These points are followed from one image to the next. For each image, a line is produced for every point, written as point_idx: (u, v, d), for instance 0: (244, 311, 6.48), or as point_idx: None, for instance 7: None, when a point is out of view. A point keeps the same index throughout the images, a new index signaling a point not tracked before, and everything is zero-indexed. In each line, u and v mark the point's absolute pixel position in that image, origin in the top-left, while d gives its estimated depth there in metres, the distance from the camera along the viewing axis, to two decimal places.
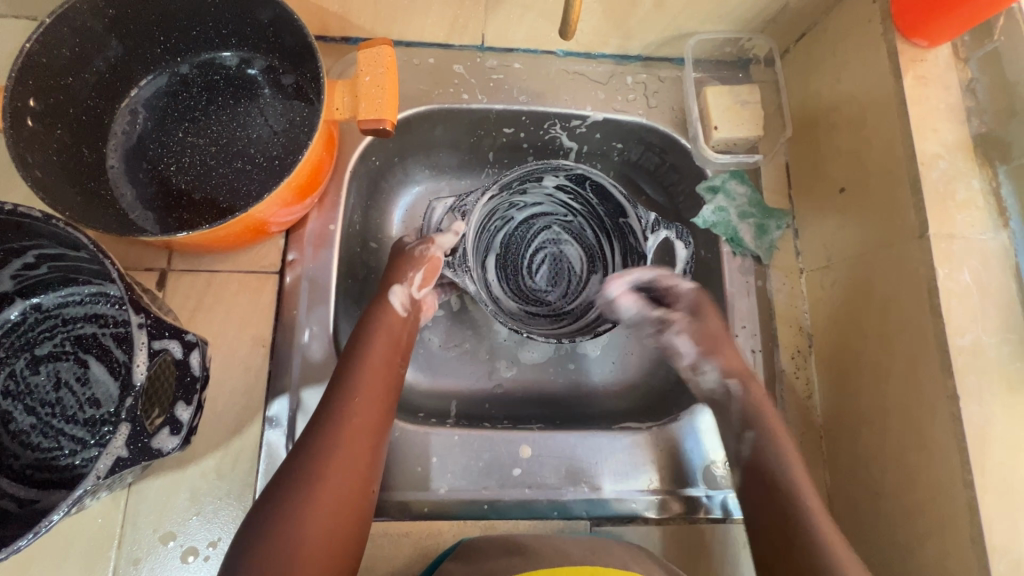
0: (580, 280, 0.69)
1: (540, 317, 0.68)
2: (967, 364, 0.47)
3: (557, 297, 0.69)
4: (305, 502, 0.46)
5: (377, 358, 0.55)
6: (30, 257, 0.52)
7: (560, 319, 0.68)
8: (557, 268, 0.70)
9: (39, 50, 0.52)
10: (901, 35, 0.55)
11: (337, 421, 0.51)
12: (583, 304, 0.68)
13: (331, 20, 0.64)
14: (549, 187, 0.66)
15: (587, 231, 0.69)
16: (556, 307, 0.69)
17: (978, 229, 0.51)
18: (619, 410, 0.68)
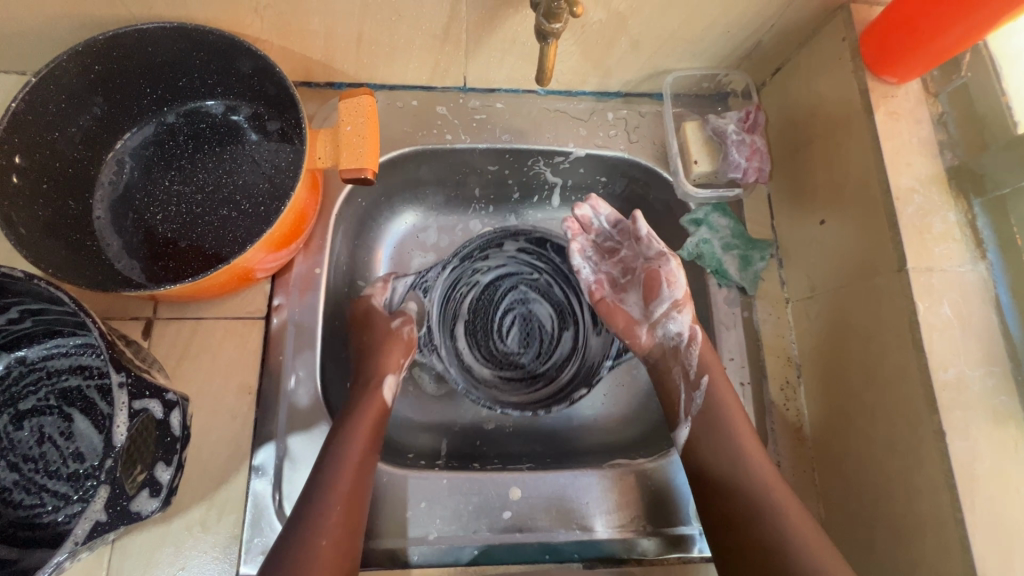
0: (553, 339, 0.70)
1: (515, 384, 0.69)
2: (952, 399, 0.47)
3: (530, 359, 0.70)
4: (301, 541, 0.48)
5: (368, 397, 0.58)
6: (14, 312, 0.52)
7: (536, 382, 0.69)
8: (528, 328, 0.71)
9: (25, 108, 0.53)
10: (871, 72, 0.56)
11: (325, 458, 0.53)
12: (556, 365, 0.69)
13: (315, 68, 0.65)
14: (510, 251, 0.70)
15: (553, 289, 0.71)
16: (531, 370, 0.70)
17: (956, 262, 0.51)
18: (610, 444, 0.67)
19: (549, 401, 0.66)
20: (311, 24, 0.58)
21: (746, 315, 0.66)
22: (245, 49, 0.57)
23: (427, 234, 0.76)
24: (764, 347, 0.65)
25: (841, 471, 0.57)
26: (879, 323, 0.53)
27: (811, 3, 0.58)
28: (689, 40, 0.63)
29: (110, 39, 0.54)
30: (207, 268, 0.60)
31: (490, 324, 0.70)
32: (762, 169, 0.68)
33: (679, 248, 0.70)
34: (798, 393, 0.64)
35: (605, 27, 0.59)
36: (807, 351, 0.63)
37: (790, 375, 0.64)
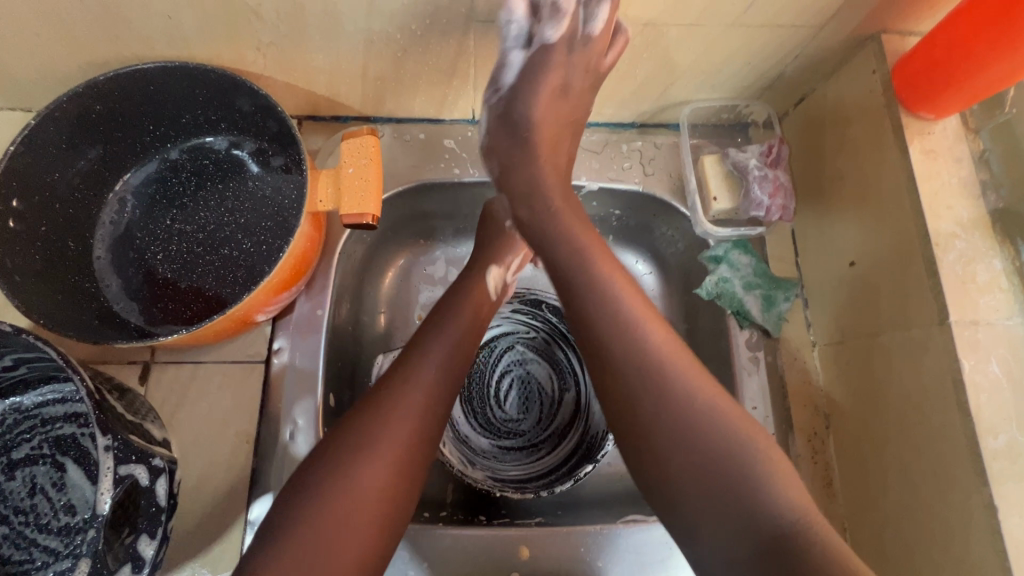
0: (554, 401, 0.71)
1: (515, 451, 0.69)
2: (1003, 469, 0.43)
3: (530, 426, 0.71)
4: (351, 475, 0.43)
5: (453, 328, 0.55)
6: (8, 361, 0.50)
7: (537, 451, 0.69)
8: (526, 392, 0.72)
9: (23, 152, 0.52)
10: (904, 107, 0.53)
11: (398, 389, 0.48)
12: (557, 430, 0.70)
13: (321, 102, 0.64)
14: (505, 313, 0.72)
15: (553, 351, 0.72)
16: (530, 436, 0.70)
17: (1003, 314, 0.47)
18: (611, 497, 0.65)
19: (553, 475, 0.67)
20: (316, 61, 0.57)
21: (769, 360, 0.62)
22: (244, 86, 0.55)
23: (433, 265, 0.74)
24: (789, 394, 0.61)
25: (877, 535, 0.53)
26: (917, 378, 0.49)
27: (840, 33, 0.55)
28: (707, 71, 0.60)
29: (111, 80, 0.53)
30: (206, 310, 0.58)
31: (486, 391, 0.71)
32: (787, 206, 0.64)
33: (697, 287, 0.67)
34: (827, 447, 0.60)
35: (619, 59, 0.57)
36: (836, 401, 0.59)
37: (818, 427, 0.60)
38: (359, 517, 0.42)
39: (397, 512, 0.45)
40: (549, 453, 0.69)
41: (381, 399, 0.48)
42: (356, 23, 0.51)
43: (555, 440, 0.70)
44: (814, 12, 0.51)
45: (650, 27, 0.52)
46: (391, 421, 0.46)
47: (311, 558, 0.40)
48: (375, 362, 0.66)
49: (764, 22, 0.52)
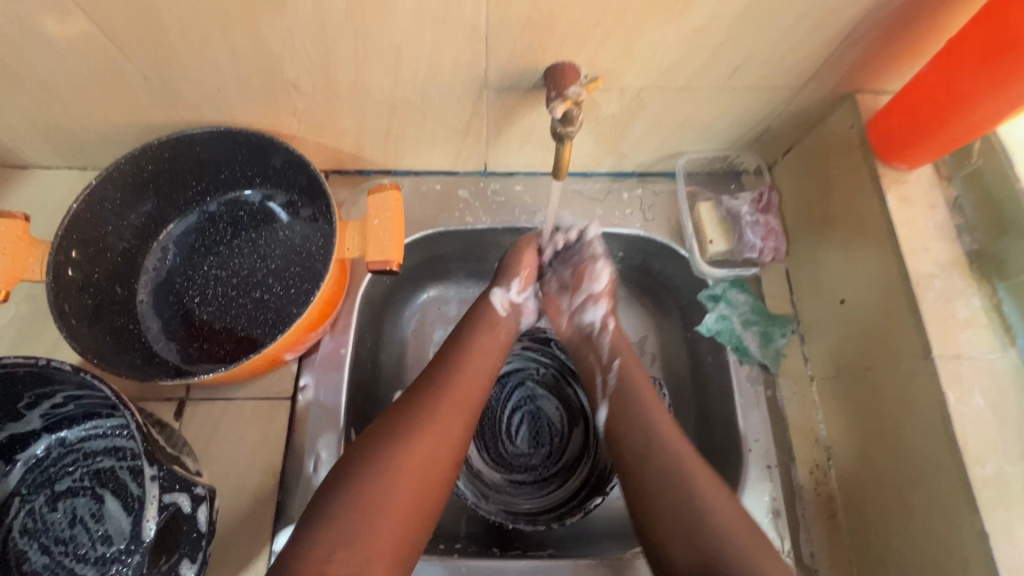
0: (563, 436, 0.74)
1: (526, 485, 0.71)
2: (992, 497, 0.45)
3: (541, 460, 0.73)
4: (390, 464, 0.49)
5: (478, 348, 0.61)
6: (59, 398, 0.55)
7: (547, 485, 0.71)
8: (537, 427, 0.74)
9: (83, 208, 0.58)
10: (881, 158, 0.58)
11: (430, 395, 0.55)
12: (567, 464, 0.72)
13: (347, 159, 0.70)
14: (517, 350, 0.76)
15: (561, 387, 0.76)
16: (540, 470, 0.72)
17: (984, 348, 0.50)
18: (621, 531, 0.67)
19: (564, 508, 0.69)
20: (345, 124, 0.63)
21: (769, 394, 0.65)
22: (280, 146, 0.62)
23: (447, 306, 0.79)
24: (790, 426, 0.64)
25: (881, 566, 0.54)
26: (908, 411, 0.52)
27: (818, 92, 0.60)
28: (699, 127, 0.66)
29: (164, 142, 0.60)
30: (238, 349, 0.63)
31: (498, 425, 0.74)
32: (778, 248, 0.70)
33: (698, 323, 0.71)
34: (829, 479, 0.61)
35: (618, 118, 0.63)
36: (837, 434, 0.61)
37: (820, 459, 0.62)
38: (394, 502, 0.47)
39: (429, 503, 0.49)
40: (559, 486, 0.71)
41: (415, 403, 0.54)
42: (383, 92, 0.58)
43: (564, 474, 0.72)
44: (791, 76, 0.57)
45: (645, 91, 0.59)
46: (425, 420, 0.52)
47: (352, 536, 0.44)
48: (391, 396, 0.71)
49: (747, 85, 0.58)
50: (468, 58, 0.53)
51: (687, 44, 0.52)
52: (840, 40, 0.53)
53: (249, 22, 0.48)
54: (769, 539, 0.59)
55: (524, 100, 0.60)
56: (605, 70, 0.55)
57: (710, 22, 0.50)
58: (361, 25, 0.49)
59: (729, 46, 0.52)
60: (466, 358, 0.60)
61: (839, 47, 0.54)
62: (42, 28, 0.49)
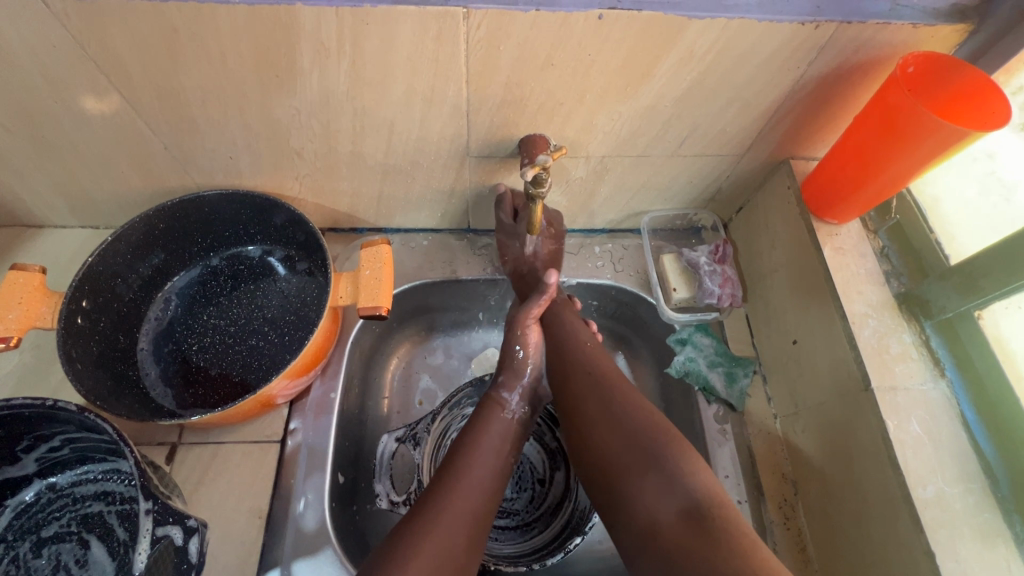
0: (545, 481, 0.76)
1: (510, 531, 0.73)
2: (935, 517, 0.49)
3: (524, 505, 0.75)
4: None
5: (483, 449, 0.59)
6: (56, 441, 0.57)
7: (530, 530, 0.73)
8: (519, 472, 0.77)
9: (98, 261, 0.63)
10: (815, 214, 0.66)
11: (428, 510, 0.52)
12: (549, 510, 0.74)
13: (342, 218, 0.77)
14: None
15: (542, 432, 0.79)
16: (524, 516, 0.74)
17: (918, 380, 0.56)
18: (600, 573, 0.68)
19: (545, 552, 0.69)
20: (341, 187, 0.70)
21: (737, 431, 0.69)
22: (282, 207, 0.68)
23: (434, 355, 0.83)
24: (758, 462, 0.67)
25: None
26: (857, 441, 0.56)
27: (758, 158, 0.69)
28: (658, 189, 0.74)
29: (176, 204, 0.66)
30: (232, 394, 0.66)
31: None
32: (735, 294, 0.76)
33: (668, 365, 0.76)
34: (798, 512, 0.64)
35: (586, 181, 0.71)
36: (800, 468, 0.65)
37: (787, 493, 0.65)
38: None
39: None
40: (542, 530, 0.73)
41: (412, 521, 0.51)
42: (376, 159, 0.65)
43: (546, 519, 0.73)
44: (731, 146, 0.66)
45: (607, 158, 0.67)
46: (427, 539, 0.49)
47: None
48: (381, 443, 0.69)
49: (695, 153, 0.67)
50: (452, 131, 0.61)
51: (639, 119, 0.61)
52: (768, 116, 0.62)
53: (264, 102, 0.56)
54: None
55: (502, 167, 0.68)
56: (571, 141, 0.64)
57: (657, 102, 0.59)
58: (359, 104, 0.57)
59: (675, 122, 0.62)
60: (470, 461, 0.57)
61: (769, 122, 0.63)
62: (82, 106, 0.56)
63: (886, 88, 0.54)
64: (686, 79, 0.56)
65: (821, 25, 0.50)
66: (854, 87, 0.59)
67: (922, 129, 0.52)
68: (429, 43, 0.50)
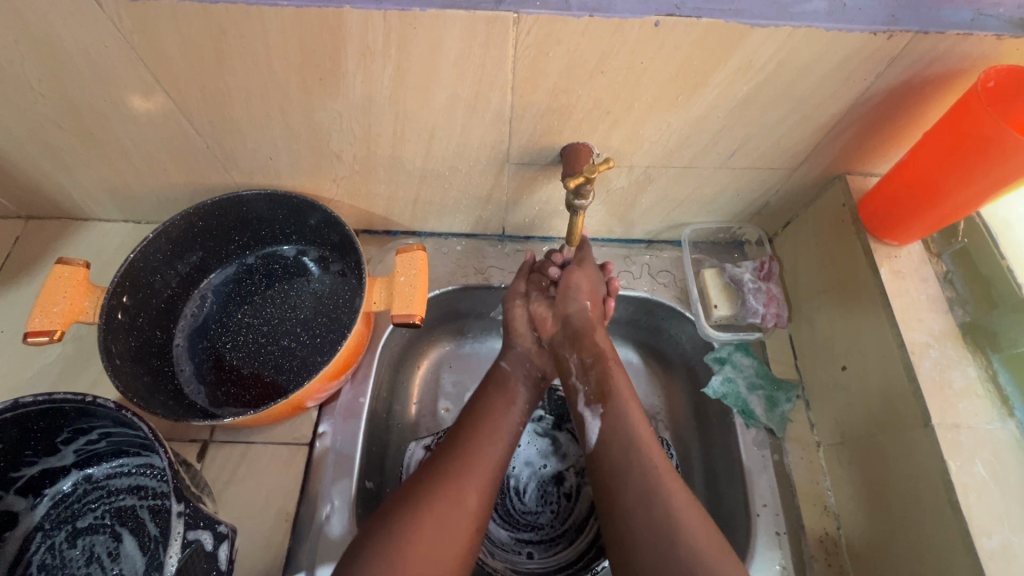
0: (571, 497, 0.74)
1: (532, 545, 0.71)
2: (1002, 570, 0.46)
3: (548, 520, 0.73)
4: (406, 535, 0.49)
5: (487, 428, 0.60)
6: (94, 434, 0.58)
7: (554, 545, 0.71)
8: (545, 486, 0.75)
9: (138, 258, 0.64)
10: (873, 235, 0.62)
11: (445, 464, 0.55)
12: (574, 527, 0.72)
13: (377, 220, 0.76)
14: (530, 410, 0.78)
15: (570, 447, 0.77)
16: (548, 531, 0.72)
17: (982, 419, 0.52)
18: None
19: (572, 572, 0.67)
20: (378, 190, 0.70)
21: (776, 458, 0.65)
22: (318, 208, 0.68)
23: (462, 364, 0.82)
24: (798, 491, 0.64)
25: None
26: (911, 480, 0.53)
27: (812, 173, 0.66)
28: (702, 201, 0.71)
29: (217, 203, 0.66)
30: (262, 395, 0.66)
31: (507, 482, 0.74)
32: (780, 314, 0.73)
33: (705, 384, 0.72)
34: (840, 549, 0.61)
35: (627, 191, 0.68)
36: (844, 502, 0.61)
37: (830, 527, 0.62)
38: None
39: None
40: (566, 547, 0.71)
41: (432, 473, 0.55)
42: (415, 164, 0.64)
43: (571, 535, 0.71)
44: (784, 158, 0.63)
45: (652, 169, 0.64)
46: (444, 488, 0.53)
47: None
48: (409, 450, 0.69)
49: (745, 165, 0.64)
50: (493, 137, 0.60)
51: (689, 130, 0.58)
52: (828, 130, 0.59)
53: (306, 104, 0.56)
54: None
55: (541, 174, 0.66)
56: (615, 151, 0.62)
57: (709, 113, 0.56)
58: (401, 109, 0.56)
59: (725, 133, 0.59)
60: (489, 426, 0.60)
61: (827, 135, 0.59)
62: (130, 105, 0.57)
63: (963, 103, 0.50)
64: (743, 89, 0.53)
65: (896, 35, 0.47)
66: (924, 103, 0.55)
67: (1002, 150, 0.49)
68: (477, 48, 0.49)
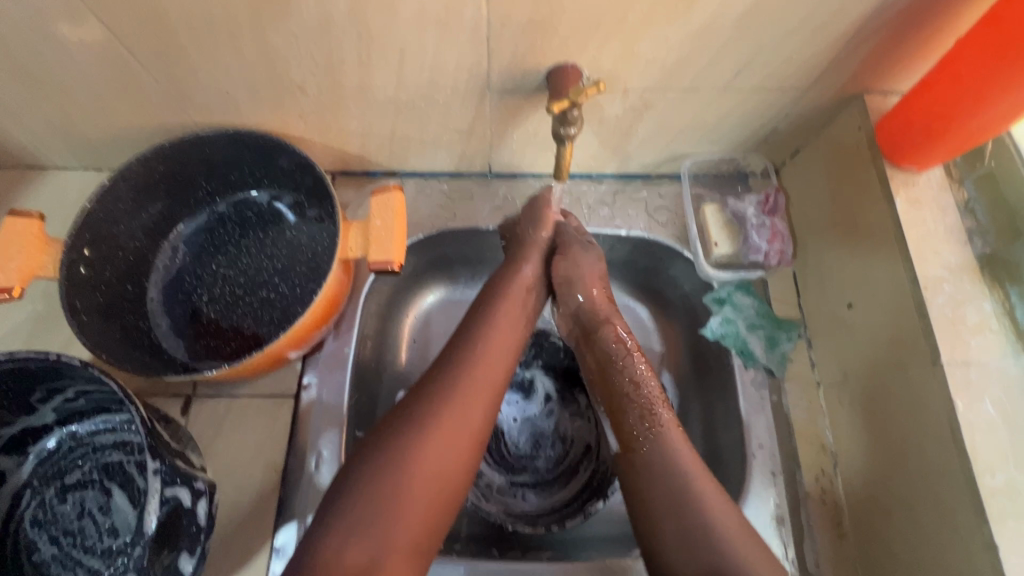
0: (566, 441, 0.72)
1: (527, 489, 0.70)
2: (1003, 507, 0.44)
3: (543, 463, 0.71)
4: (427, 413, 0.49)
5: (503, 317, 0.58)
6: (70, 392, 0.56)
7: (549, 486, 0.70)
8: (538, 430, 0.73)
9: (96, 207, 0.60)
10: (890, 160, 0.57)
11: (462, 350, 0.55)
12: (569, 469, 0.71)
13: (353, 160, 0.71)
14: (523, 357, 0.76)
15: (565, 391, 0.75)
16: (543, 474, 0.71)
17: (996, 355, 0.49)
18: (619, 537, 0.66)
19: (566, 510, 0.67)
20: (350, 126, 0.64)
21: (775, 398, 0.63)
22: (287, 148, 0.62)
23: (451, 312, 0.79)
24: (796, 431, 0.62)
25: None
26: (914, 418, 0.51)
27: (826, 93, 0.60)
28: (704, 129, 0.65)
29: (175, 143, 0.61)
30: (243, 348, 0.64)
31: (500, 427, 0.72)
32: (784, 251, 0.69)
33: (703, 326, 0.70)
34: (835, 486, 0.60)
35: (622, 119, 0.62)
36: (842, 440, 0.60)
37: (826, 465, 0.61)
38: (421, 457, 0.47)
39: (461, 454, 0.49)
40: (562, 488, 0.70)
41: (394, 436, 0.47)
42: (387, 94, 0.58)
43: (566, 477, 0.70)
44: (797, 76, 0.57)
45: (649, 92, 0.58)
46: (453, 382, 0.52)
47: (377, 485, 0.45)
48: None
49: (752, 85, 0.58)
50: (470, 60, 0.53)
51: (689, 45, 0.52)
52: (847, 41, 0.52)
53: (257, 26, 0.49)
54: (773, 546, 0.57)
55: (526, 103, 0.60)
56: (608, 72, 0.55)
57: (712, 24, 0.49)
58: (364, 28, 0.49)
59: (730, 47, 0.52)
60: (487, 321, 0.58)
61: (846, 48, 0.53)
62: (60, 33, 0.51)
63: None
64: None
65: None
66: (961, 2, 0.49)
67: None
68: None
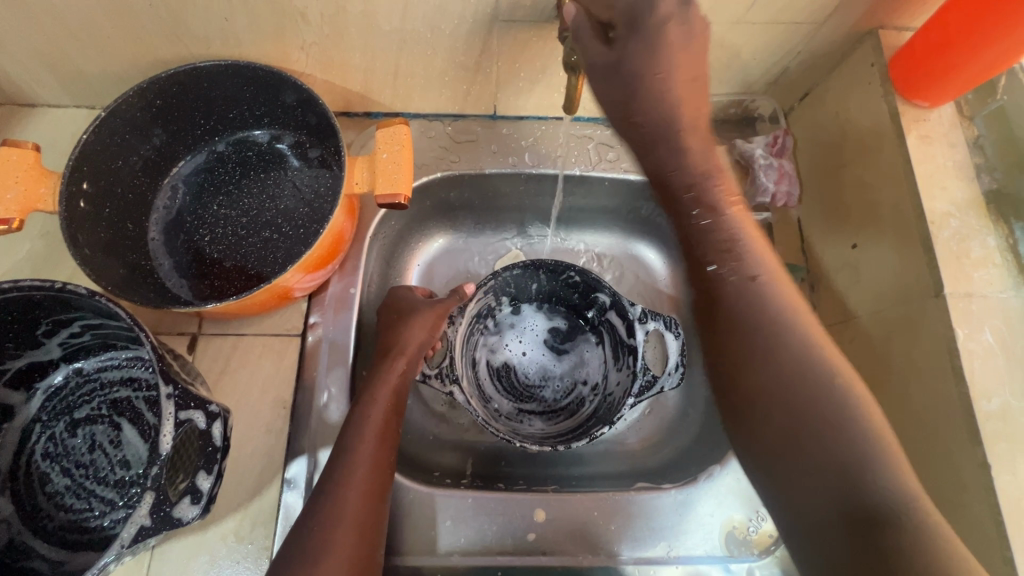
0: (573, 374, 0.74)
1: (534, 416, 0.72)
2: (997, 430, 0.46)
3: (551, 393, 0.73)
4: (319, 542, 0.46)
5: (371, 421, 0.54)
6: (76, 327, 0.56)
7: (555, 415, 0.72)
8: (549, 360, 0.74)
9: (94, 140, 0.58)
10: (901, 96, 0.56)
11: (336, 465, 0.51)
12: (575, 400, 0.72)
13: (355, 99, 0.69)
14: (536, 288, 0.73)
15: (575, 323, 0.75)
16: (550, 403, 0.72)
17: (997, 288, 0.50)
18: (621, 474, 0.68)
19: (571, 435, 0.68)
20: (353, 60, 0.62)
21: None
22: (290, 82, 0.60)
23: (456, 256, 0.78)
24: None
25: None
26: (914, 350, 0.52)
27: (841, 29, 0.59)
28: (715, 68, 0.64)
29: (173, 76, 0.59)
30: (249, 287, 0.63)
31: (508, 357, 0.74)
32: (791, 193, 0.69)
33: None
34: None
35: None
36: None
37: None
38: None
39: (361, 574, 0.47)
40: (568, 418, 0.71)
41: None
42: (392, 24, 0.56)
43: (572, 409, 0.72)
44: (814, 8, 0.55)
45: None
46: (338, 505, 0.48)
47: None
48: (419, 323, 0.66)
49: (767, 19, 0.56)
50: None
51: None
52: None
53: None
54: None
55: (535, 36, 0.59)
56: None
57: None
58: None
59: None
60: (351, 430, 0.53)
61: None
62: None
63: None
64: None
65: None
66: None
67: None
68: None
